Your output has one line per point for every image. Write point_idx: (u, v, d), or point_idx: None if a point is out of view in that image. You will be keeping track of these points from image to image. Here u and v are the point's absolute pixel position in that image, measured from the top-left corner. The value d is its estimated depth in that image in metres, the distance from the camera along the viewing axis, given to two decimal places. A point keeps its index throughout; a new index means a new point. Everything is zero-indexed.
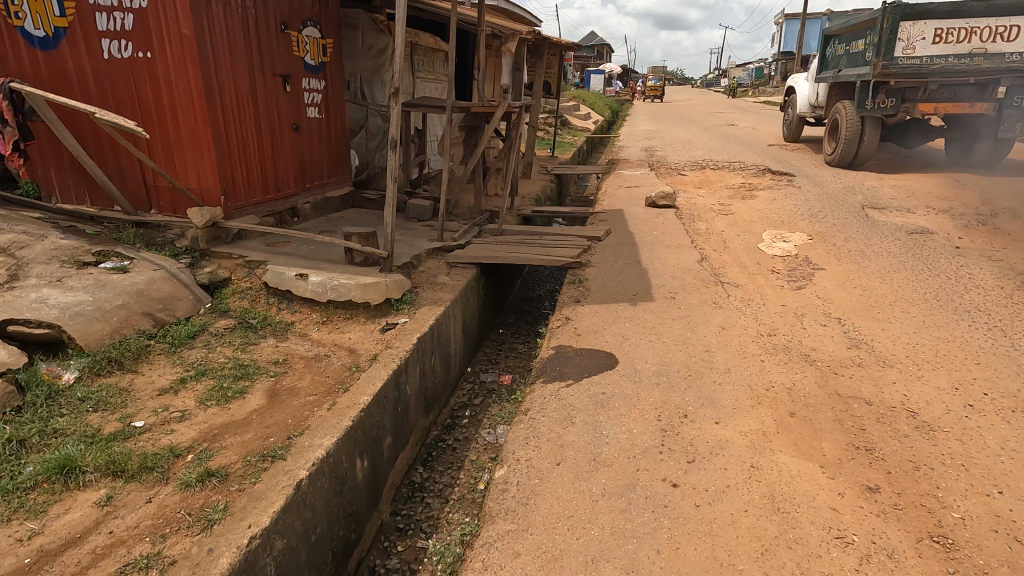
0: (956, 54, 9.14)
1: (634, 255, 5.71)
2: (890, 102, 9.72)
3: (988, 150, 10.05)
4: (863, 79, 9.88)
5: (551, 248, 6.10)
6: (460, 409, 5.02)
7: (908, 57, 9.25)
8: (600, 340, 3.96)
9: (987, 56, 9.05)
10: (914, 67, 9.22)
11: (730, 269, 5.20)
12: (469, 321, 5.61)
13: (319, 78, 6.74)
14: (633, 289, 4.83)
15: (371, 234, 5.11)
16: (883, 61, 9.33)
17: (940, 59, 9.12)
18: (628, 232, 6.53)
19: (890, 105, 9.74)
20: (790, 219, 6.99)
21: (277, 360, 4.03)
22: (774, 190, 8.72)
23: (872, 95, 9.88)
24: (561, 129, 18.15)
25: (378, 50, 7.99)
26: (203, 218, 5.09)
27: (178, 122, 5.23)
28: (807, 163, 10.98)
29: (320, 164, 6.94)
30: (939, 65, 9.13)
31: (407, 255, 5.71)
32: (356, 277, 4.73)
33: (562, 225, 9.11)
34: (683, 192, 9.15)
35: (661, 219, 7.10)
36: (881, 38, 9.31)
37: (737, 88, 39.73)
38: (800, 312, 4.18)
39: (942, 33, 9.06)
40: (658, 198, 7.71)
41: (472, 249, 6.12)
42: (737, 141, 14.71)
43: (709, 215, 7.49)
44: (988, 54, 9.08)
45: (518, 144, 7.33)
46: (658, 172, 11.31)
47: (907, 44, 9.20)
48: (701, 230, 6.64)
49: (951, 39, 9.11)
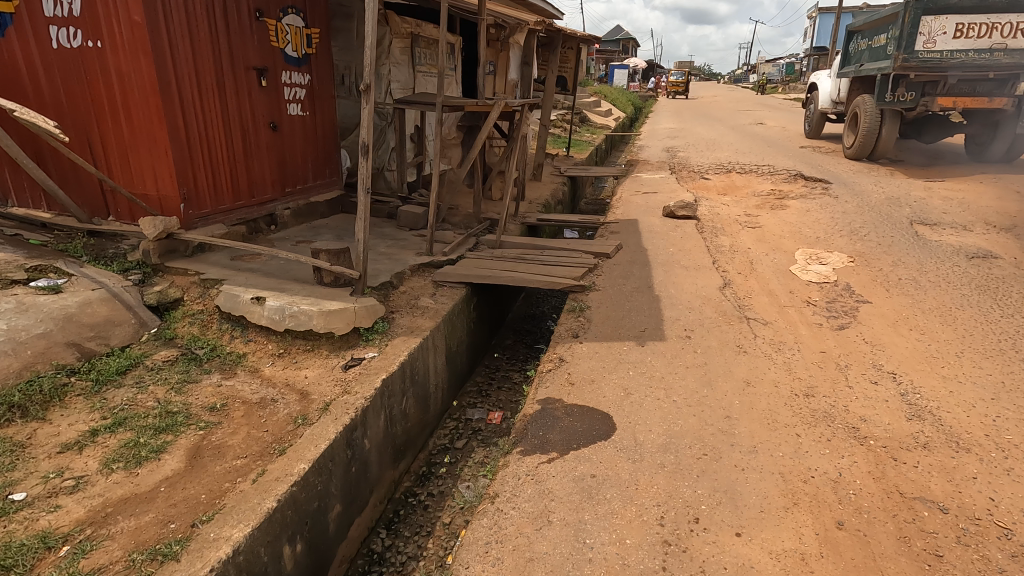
0: (977, 49, 8.88)
1: (646, 278, 5.00)
2: (910, 97, 9.56)
3: (1005, 148, 10.06)
4: (884, 73, 9.71)
5: (552, 267, 5.39)
6: (438, 454, 4.37)
7: (928, 52, 8.98)
8: (597, 392, 3.27)
9: (1008, 51, 8.82)
10: (934, 62, 8.98)
11: (758, 299, 4.45)
12: (456, 350, 4.95)
13: (303, 72, 6.13)
14: (642, 323, 4.12)
15: (342, 251, 4.47)
16: (903, 55, 9.11)
17: (960, 53, 8.86)
18: (641, 248, 5.82)
19: (910, 99, 9.57)
20: (827, 235, 6.20)
21: (214, 406, 3.41)
22: (807, 200, 7.90)
23: (892, 88, 9.70)
24: (580, 126, 17.41)
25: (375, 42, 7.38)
26: (155, 229, 4.51)
27: (133, 119, 4.66)
28: (844, 168, 10.08)
29: (304, 166, 6.34)
30: (959, 59, 8.88)
31: (388, 272, 5.06)
32: (319, 302, 4.12)
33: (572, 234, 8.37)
34: (706, 199, 8.38)
35: (678, 232, 6.39)
36: (902, 32, 9.06)
37: (766, 85, 38.30)
38: (843, 363, 3.43)
39: (963, 28, 8.82)
40: (678, 207, 6.96)
41: (464, 266, 5.46)
42: (767, 142, 13.75)
43: (733, 228, 6.73)
44: (1009, 50, 8.83)
45: (521, 147, 6.62)
46: (680, 175, 10.50)
47: (929, 38, 8.90)
48: (723, 247, 5.90)
49: (973, 34, 8.82)
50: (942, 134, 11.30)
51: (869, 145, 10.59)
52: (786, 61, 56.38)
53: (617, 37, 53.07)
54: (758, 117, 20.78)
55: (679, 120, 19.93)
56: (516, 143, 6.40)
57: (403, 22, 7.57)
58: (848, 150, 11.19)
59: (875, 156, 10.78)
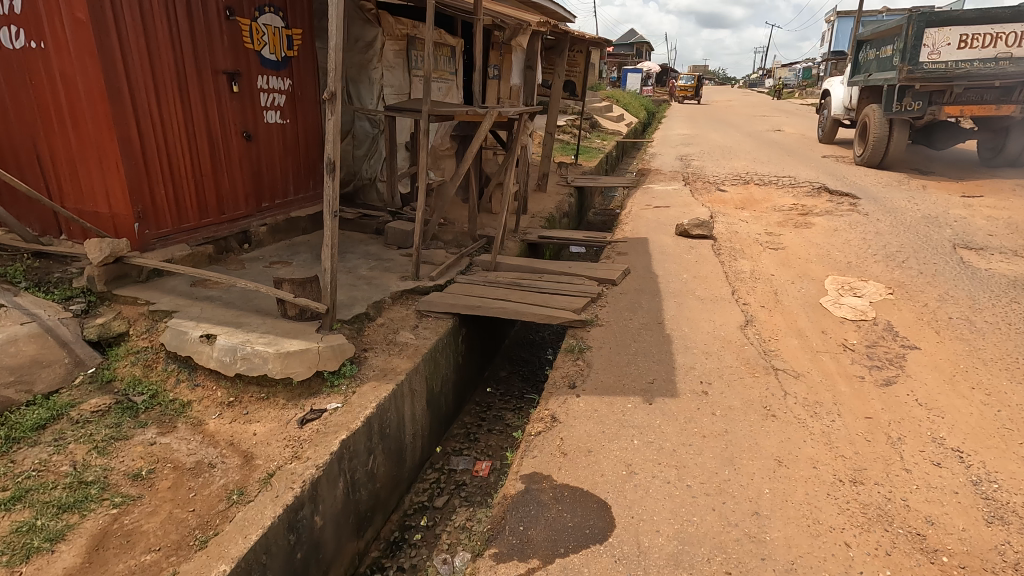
0: (982, 59, 9.19)
1: (656, 311, 4.42)
2: (917, 105, 9.84)
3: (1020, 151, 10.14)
4: (890, 83, 10.03)
5: (550, 295, 4.82)
6: (414, 515, 3.81)
7: (933, 63, 9.38)
8: (594, 467, 2.70)
9: (1012, 60, 9.05)
10: (938, 73, 9.35)
11: (785, 341, 3.84)
12: (439, 392, 4.40)
13: (284, 76, 5.64)
14: (650, 370, 3.54)
15: (309, 280, 3.93)
16: (908, 66, 9.51)
17: (965, 63, 9.20)
18: (651, 274, 5.24)
19: (917, 108, 9.85)
20: (859, 260, 5.59)
21: (138, 473, 2.87)
22: (834, 217, 7.28)
23: (898, 98, 9.99)
24: (591, 132, 16.83)
25: (367, 44, 6.96)
26: (101, 253, 4.00)
27: (80, 129, 4.17)
28: (871, 180, 9.42)
29: (283, 178, 5.82)
30: (965, 69, 9.20)
31: (365, 301, 4.51)
32: (277, 343, 3.58)
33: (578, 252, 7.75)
34: (722, 214, 7.80)
35: (692, 253, 5.82)
36: (906, 44, 9.50)
37: (782, 91, 37.58)
38: (895, 435, 2.84)
39: (967, 39, 9.19)
40: (692, 226, 6.35)
41: (452, 293, 4.90)
42: (787, 150, 13.08)
43: (754, 250, 6.13)
44: (1013, 58, 9.08)
45: (519, 160, 6.05)
46: (694, 187, 9.89)
47: (932, 50, 9.34)
48: (743, 272, 5.31)
49: (977, 45, 9.19)
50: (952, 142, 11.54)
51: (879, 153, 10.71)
52: (802, 68, 55.38)
53: (630, 41, 52.53)
54: (774, 123, 20.13)
55: (694, 126, 19.28)
56: (512, 157, 5.84)
57: (398, 23, 7.10)
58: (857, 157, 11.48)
59: (885, 163, 10.90)
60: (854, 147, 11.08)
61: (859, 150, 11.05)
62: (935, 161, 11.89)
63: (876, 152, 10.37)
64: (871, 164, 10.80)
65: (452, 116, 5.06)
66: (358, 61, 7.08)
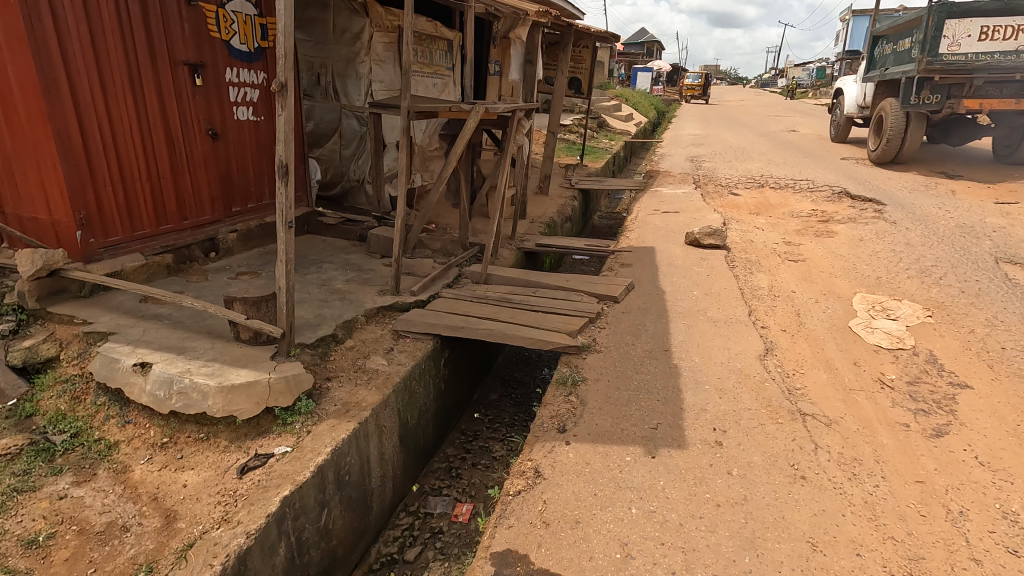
0: (1004, 51, 8.97)
1: (663, 335, 3.89)
2: (935, 99, 9.62)
3: None
4: (908, 75, 9.84)
5: (544, 314, 4.30)
6: (381, 570, 3.33)
7: (953, 55, 9.17)
8: (582, 546, 2.19)
9: None
10: (958, 64, 9.15)
11: (813, 376, 3.31)
12: (416, 425, 3.89)
13: (258, 69, 5.17)
14: (654, 412, 3.01)
15: (264, 300, 3.45)
16: (927, 58, 9.31)
17: (986, 55, 9.00)
18: (658, 289, 4.72)
19: (935, 101, 9.63)
20: (890, 275, 5.04)
21: (33, 539, 2.40)
22: (858, 224, 6.73)
23: (916, 91, 9.78)
24: (598, 132, 16.28)
25: (353, 35, 6.46)
26: (32, 266, 3.55)
27: (13, 126, 3.71)
28: (896, 184, 8.82)
29: (256, 180, 5.34)
30: (985, 61, 9.00)
31: (334, 321, 4.01)
32: (220, 375, 3.09)
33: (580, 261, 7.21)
34: (736, 221, 7.24)
35: (704, 266, 5.28)
36: (925, 35, 9.30)
37: (796, 90, 36.78)
38: (954, 508, 2.31)
39: (989, 30, 8.97)
40: (704, 235, 5.81)
41: (435, 310, 4.40)
42: (804, 152, 12.47)
43: (772, 262, 5.57)
44: None
45: (514, 162, 5.52)
46: (706, 190, 9.31)
47: (952, 41, 9.15)
48: (761, 289, 4.76)
49: (999, 37, 8.97)
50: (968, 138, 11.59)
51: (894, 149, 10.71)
52: (816, 67, 54.44)
53: (640, 40, 51.87)
54: (789, 123, 19.45)
55: (705, 126, 18.60)
56: (505, 159, 5.29)
57: (388, 14, 6.62)
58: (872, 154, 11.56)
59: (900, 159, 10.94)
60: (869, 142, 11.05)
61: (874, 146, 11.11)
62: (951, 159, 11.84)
63: (891, 146, 10.45)
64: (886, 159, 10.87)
65: (436, 113, 4.53)
66: (344, 54, 6.59)
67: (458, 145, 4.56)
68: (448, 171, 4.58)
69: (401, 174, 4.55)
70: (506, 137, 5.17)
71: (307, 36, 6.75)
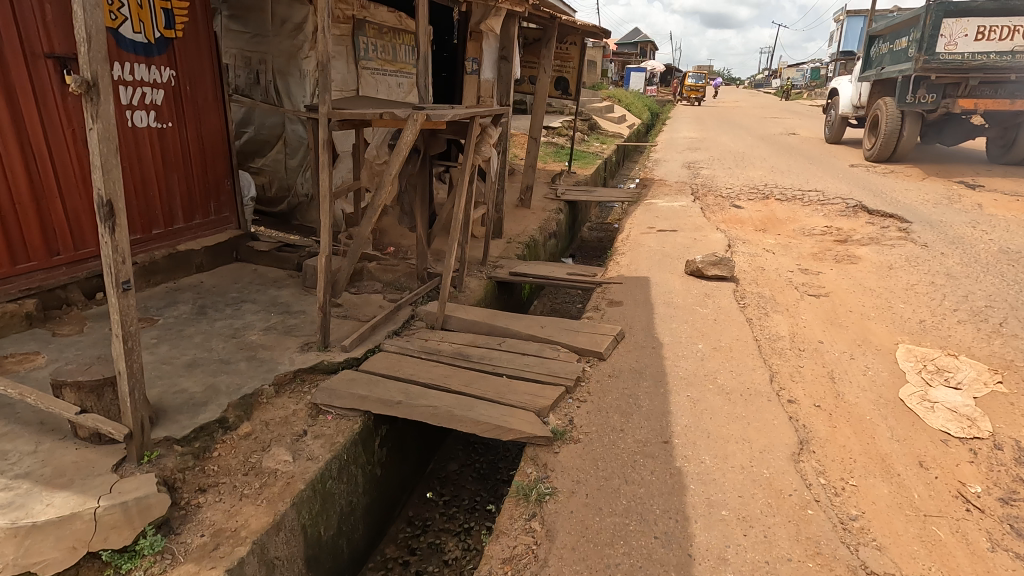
0: (1000, 51, 8.46)
1: (662, 416, 2.96)
2: (930, 99, 9.12)
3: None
4: (903, 73, 9.23)
5: (509, 381, 3.33)
6: None
7: (949, 54, 8.63)
8: None
9: None
10: (955, 64, 8.62)
11: (871, 494, 2.38)
12: (336, 535, 2.93)
13: (161, 64, 4.20)
14: (650, 562, 2.07)
15: (106, 385, 2.46)
16: (923, 57, 8.72)
17: (983, 55, 8.46)
18: (655, 340, 3.78)
19: (930, 101, 9.14)
20: (936, 319, 4.14)
21: None
22: (883, 247, 5.86)
23: (912, 90, 9.27)
24: (589, 135, 15.35)
25: (295, 25, 5.49)
26: None
27: None
28: (917, 197, 7.95)
29: (159, 201, 4.37)
30: (981, 62, 8.48)
31: (228, 396, 3.03)
32: (19, 508, 2.12)
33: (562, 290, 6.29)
34: (742, 242, 6.32)
35: (709, 306, 4.35)
36: (922, 34, 8.71)
37: (790, 92, 36.10)
38: None
39: (985, 30, 8.46)
40: (707, 265, 4.88)
41: (370, 373, 3.43)
42: (808, 158, 11.60)
43: (789, 299, 4.64)
44: None
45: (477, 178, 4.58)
46: (705, 203, 8.39)
47: (949, 40, 8.58)
48: (782, 339, 3.84)
49: (995, 37, 8.45)
50: (965, 138, 11.41)
51: (889, 147, 10.54)
52: (810, 68, 53.83)
53: (634, 40, 51.20)
54: (788, 125, 18.61)
55: (700, 128, 17.66)
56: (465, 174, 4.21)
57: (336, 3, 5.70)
58: (866, 153, 11.36)
59: (895, 158, 10.79)
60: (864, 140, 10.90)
61: (869, 145, 11.01)
62: (952, 161, 11.41)
63: (887, 144, 10.37)
64: (880, 158, 10.72)
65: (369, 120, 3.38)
66: (285, 48, 5.62)
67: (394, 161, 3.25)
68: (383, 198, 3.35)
69: (323, 202, 3.39)
70: (467, 148, 4.08)
71: (243, 27, 5.78)
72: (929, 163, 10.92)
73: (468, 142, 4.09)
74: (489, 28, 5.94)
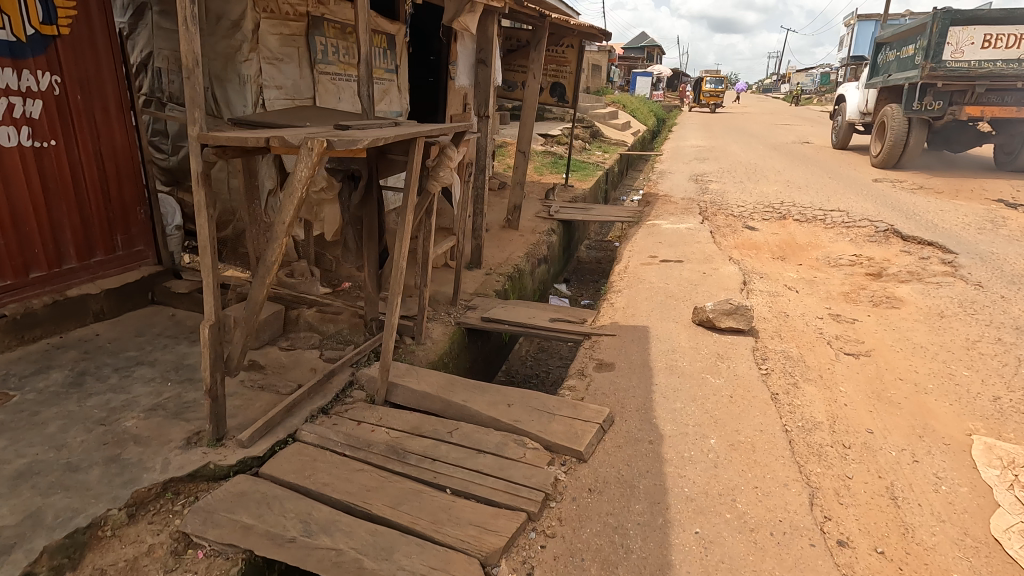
0: (1006, 59, 8.92)
1: (660, 572, 2.07)
2: (937, 105, 9.43)
3: None
4: (909, 81, 9.61)
5: (454, 500, 2.45)
6: None
7: (956, 62, 9.02)
8: None
9: None
10: (961, 71, 9.00)
11: None
12: None
13: (38, 68, 3.36)
14: None
15: None
16: (931, 64, 9.08)
17: (989, 63, 8.90)
18: (654, 430, 2.90)
19: (937, 108, 9.45)
20: (1018, 398, 3.27)
21: None
22: (929, 285, 4.99)
23: (919, 97, 9.57)
24: (590, 144, 14.47)
25: (231, 23, 4.66)
26: None
27: None
28: (956, 219, 7.09)
29: (39, 237, 3.53)
30: (987, 69, 8.91)
31: (49, 532, 2.17)
32: None
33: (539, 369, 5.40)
34: (758, 275, 5.43)
35: (724, 373, 3.45)
36: (928, 42, 9.12)
37: (800, 97, 35.20)
38: None
39: (991, 39, 8.89)
40: (718, 315, 3.99)
41: (267, 484, 2.55)
42: (827, 170, 10.70)
43: (822, 361, 3.73)
44: None
45: (429, 210, 3.76)
46: (716, 223, 7.52)
47: (956, 48, 8.98)
48: (821, 429, 2.94)
49: (1001, 45, 8.89)
50: (972, 144, 11.34)
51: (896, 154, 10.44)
52: (817, 74, 52.94)
53: (640, 45, 50.45)
54: (798, 133, 17.75)
55: (709, 136, 16.76)
56: (410, 211, 3.07)
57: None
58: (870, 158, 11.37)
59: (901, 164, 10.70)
60: (871, 146, 10.76)
61: (874, 151, 10.93)
62: (960, 167, 11.21)
63: (892, 152, 10.29)
64: (887, 164, 10.61)
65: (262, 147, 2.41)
66: (221, 50, 4.78)
67: (286, 207, 2.21)
68: (274, 258, 2.33)
69: (206, 253, 2.46)
70: (410, 177, 2.99)
71: (175, 25, 4.95)
72: (937, 171, 10.74)
73: (411, 171, 3.00)
74: (462, 26, 5.00)
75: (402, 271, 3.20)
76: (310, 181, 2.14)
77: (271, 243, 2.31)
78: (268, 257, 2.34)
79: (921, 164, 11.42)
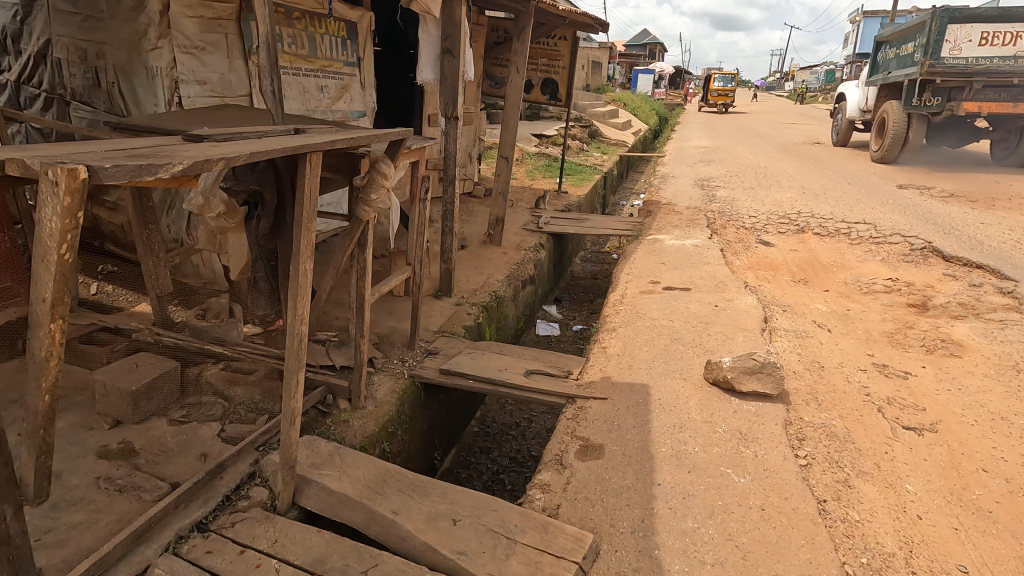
0: (1002, 56, 8.21)
1: None
2: (936, 101, 8.68)
3: None
4: (909, 77, 8.91)
5: None
6: None
7: (954, 59, 8.36)
8: None
9: None
10: (959, 68, 8.28)
11: None
12: None
13: None
14: None
15: None
16: (929, 61, 8.40)
17: (986, 60, 8.20)
18: (655, 572, 2.03)
19: (936, 103, 8.69)
20: None
21: None
22: (993, 325, 4.10)
23: (918, 92, 8.85)
24: (588, 144, 13.56)
25: (133, 1, 3.80)
26: None
27: None
28: (1000, 235, 6.20)
29: None
30: (985, 66, 8.18)
31: None
32: None
33: (515, 427, 4.57)
34: (780, 307, 4.54)
35: (750, 466, 2.56)
36: (927, 39, 8.45)
37: (805, 95, 34.28)
38: None
39: (989, 36, 8.21)
40: (736, 373, 3.12)
41: None
42: (845, 174, 9.79)
43: (876, 441, 2.85)
44: None
45: (362, 245, 2.88)
46: (726, 238, 6.63)
47: (954, 45, 8.32)
48: (894, 568, 2.07)
49: (998, 42, 8.21)
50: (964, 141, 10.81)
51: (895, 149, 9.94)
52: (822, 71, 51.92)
53: (643, 42, 49.45)
54: (808, 133, 16.81)
55: (713, 137, 15.88)
56: (308, 251, 2.05)
57: None
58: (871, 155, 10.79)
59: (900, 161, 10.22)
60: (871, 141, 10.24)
61: (875, 146, 10.40)
62: (957, 162, 10.66)
63: (891, 149, 9.81)
64: (887, 159, 10.14)
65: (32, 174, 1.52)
66: (123, 35, 3.91)
67: (43, 274, 1.32)
68: (44, 354, 1.43)
69: None
70: (306, 204, 2.00)
71: (72, 6, 4.09)
72: (938, 167, 10.17)
73: (308, 193, 2.01)
74: (422, 8, 4.11)
75: (303, 337, 2.18)
76: (73, 232, 1.28)
77: (34, 330, 1.41)
78: (34, 352, 1.44)
79: (918, 159, 10.87)
